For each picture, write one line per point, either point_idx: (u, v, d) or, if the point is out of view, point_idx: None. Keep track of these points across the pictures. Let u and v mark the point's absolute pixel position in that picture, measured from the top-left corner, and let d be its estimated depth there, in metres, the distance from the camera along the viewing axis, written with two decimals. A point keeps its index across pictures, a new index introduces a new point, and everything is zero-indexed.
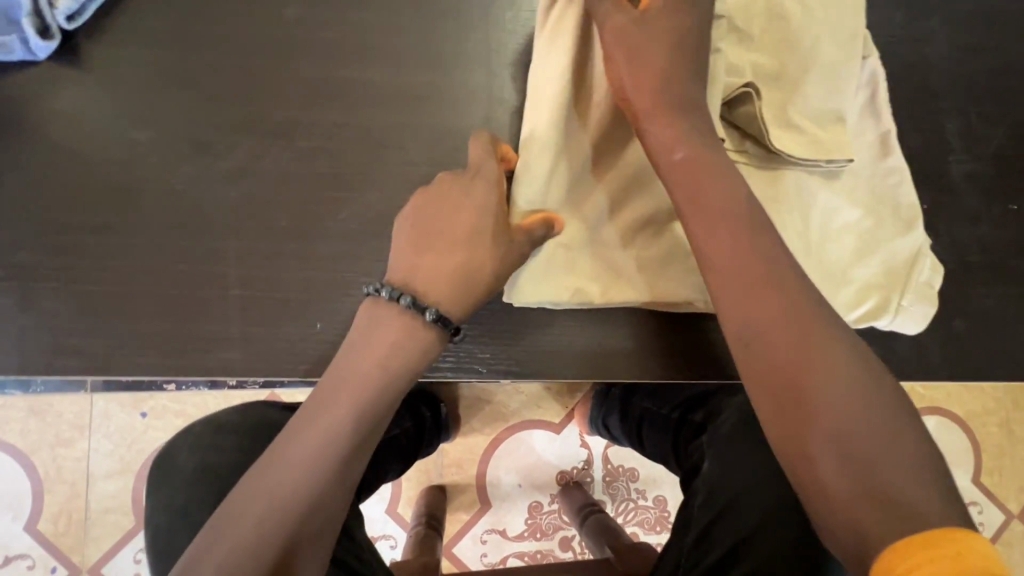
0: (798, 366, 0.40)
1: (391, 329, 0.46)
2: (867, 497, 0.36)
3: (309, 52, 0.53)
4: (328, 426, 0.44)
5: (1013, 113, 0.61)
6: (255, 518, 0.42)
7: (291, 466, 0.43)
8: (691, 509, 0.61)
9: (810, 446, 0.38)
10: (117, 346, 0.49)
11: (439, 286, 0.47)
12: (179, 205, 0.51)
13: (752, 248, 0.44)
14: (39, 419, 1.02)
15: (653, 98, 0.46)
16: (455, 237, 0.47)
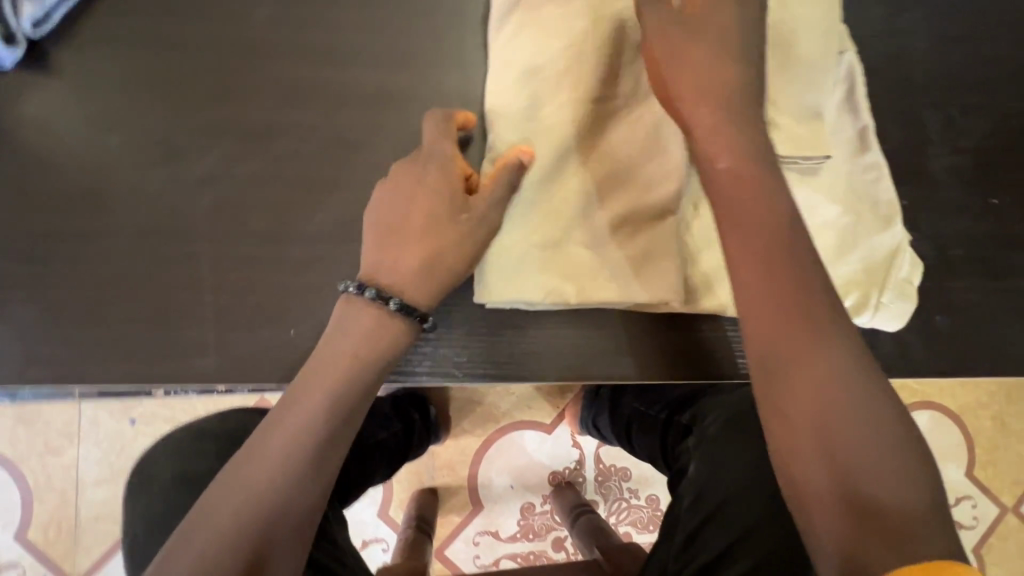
0: (823, 397, 0.38)
1: (362, 322, 0.45)
2: (878, 537, 0.35)
3: (280, 55, 0.53)
4: (303, 415, 0.43)
5: (995, 106, 0.61)
6: (231, 509, 0.40)
7: (268, 456, 0.42)
8: (678, 512, 0.59)
9: (824, 479, 0.37)
10: (89, 355, 0.49)
11: (405, 275, 0.45)
12: (149, 211, 0.50)
13: (787, 268, 0.41)
14: (27, 427, 1.02)
15: (706, 104, 0.44)
16: (419, 221, 0.46)
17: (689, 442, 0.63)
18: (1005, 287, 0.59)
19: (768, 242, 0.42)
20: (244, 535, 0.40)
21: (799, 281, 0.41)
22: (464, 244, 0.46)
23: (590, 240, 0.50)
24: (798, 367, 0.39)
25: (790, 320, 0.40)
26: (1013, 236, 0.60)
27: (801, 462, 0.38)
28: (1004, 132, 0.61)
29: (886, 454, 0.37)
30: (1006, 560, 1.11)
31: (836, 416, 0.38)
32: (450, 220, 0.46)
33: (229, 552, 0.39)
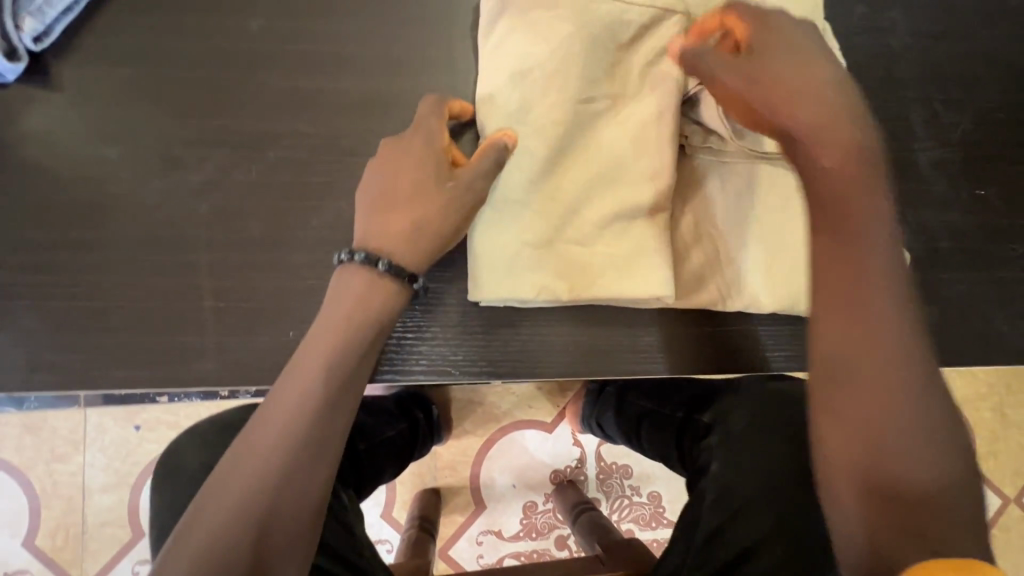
0: (876, 397, 0.40)
1: (353, 286, 0.46)
2: (903, 527, 0.37)
3: (276, 64, 0.54)
4: (299, 389, 0.44)
5: (980, 100, 0.62)
6: (237, 489, 0.41)
7: (269, 437, 0.43)
8: (699, 510, 0.59)
9: (858, 469, 0.40)
10: (93, 360, 0.50)
11: (392, 239, 0.47)
12: (150, 219, 0.51)
13: (863, 273, 0.43)
14: (34, 435, 1.03)
15: (807, 98, 0.44)
16: (406, 188, 0.47)
17: (711, 440, 0.62)
18: (992, 278, 0.60)
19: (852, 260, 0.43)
20: (249, 514, 0.41)
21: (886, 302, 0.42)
22: (449, 209, 0.47)
23: (582, 238, 0.51)
24: (868, 381, 0.41)
25: (870, 338, 0.41)
26: (999, 228, 0.61)
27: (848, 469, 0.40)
28: (989, 125, 0.62)
29: (938, 474, 0.38)
30: (1010, 551, 1.11)
31: (890, 432, 0.40)
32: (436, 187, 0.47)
33: (237, 529, 0.40)
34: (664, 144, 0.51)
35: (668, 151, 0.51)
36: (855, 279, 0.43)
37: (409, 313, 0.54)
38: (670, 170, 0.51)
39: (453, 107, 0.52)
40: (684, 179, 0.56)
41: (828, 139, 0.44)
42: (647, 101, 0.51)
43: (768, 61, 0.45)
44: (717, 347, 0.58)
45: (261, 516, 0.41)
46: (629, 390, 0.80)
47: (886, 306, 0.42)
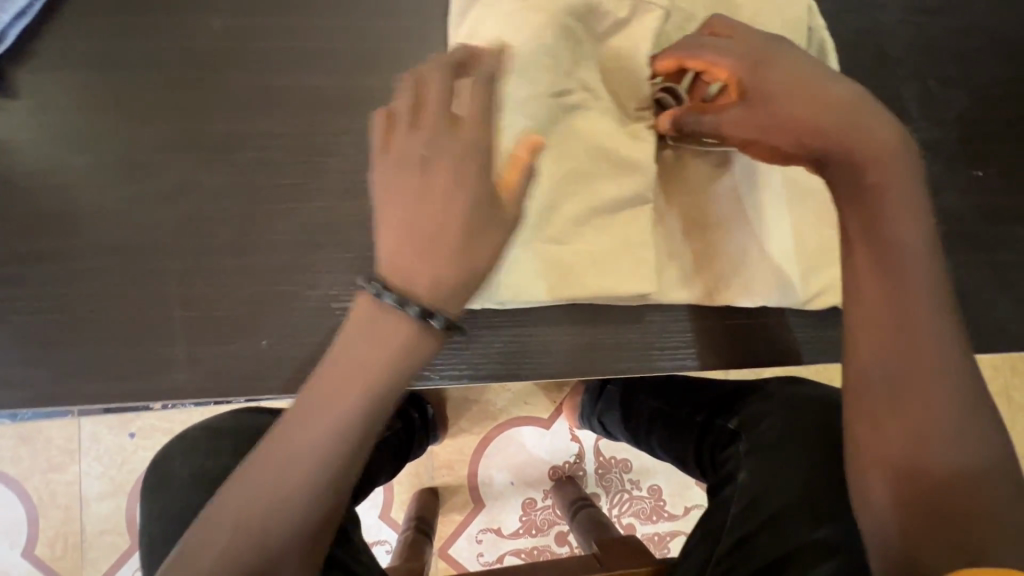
0: (917, 414, 0.42)
1: (383, 331, 0.40)
2: (946, 539, 0.40)
3: (240, 63, 0.52)
4: (325, 432, 0.40)
5: (976, 76, 0.59)
6: (245, 506, 0.40)
7: (278, 462, 0.40)
8: (724, 517, 0.60)
9: (900, 485, 0.42)
10: (61, 375, 0.49)
11: (425, 281, 0.39)
12: (116, 228, 0.50)
13: (902, 295, 0.44)
14: (29, 446, 1.03)
15: (829, 127, 0.44)
16: (439, 215, 0.39)
17: (738, 448, 0.63)
18: (994, 262, 0.58)
19: (892, 274, 0.44)
20: (259, 528, 0.40)
21: (923, 310, 0.43)
22: (489, 242, 0.40)
23: (563, 235, 0.50)
24: (903, 390, 0.43)
25: (906, 349, 0.43)
26: (1000, 209, 0.58)
27: (882, 472, 0.43)
28: (986, 103, 0.59)
29: (978, 473, 0.41)
30: None
31: (926, 436, 0.42)
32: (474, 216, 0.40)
33: (247, 543, 0.39)
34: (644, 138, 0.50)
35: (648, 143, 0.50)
36: (890, 293, 0.44)
37: None
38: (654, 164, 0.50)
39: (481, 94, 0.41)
40: (664, 168, 0.54)
41: (858, 159, 0.44)
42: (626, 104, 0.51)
43: (780, 86, 0.44)
44: (702, 341, 0.56)
45: (269, 533, 0.40)
46: (639, 390, 0.81)
47: (921, 316, 0.43)
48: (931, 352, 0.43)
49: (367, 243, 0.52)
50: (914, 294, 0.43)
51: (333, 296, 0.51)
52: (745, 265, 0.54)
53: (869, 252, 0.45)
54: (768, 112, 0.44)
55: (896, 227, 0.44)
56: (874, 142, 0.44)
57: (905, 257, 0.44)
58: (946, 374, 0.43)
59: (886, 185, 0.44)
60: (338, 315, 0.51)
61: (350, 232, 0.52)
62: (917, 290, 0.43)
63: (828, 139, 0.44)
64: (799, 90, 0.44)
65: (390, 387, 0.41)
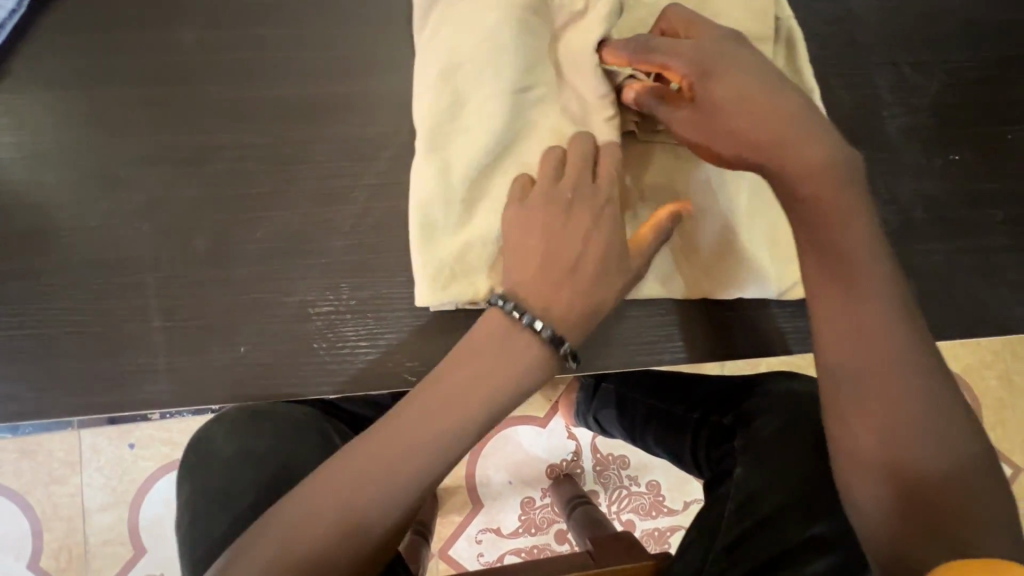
0: (890, 410, 0.42)
1: (518, 347, 0.45)
2: (928, 531, 0.40)
3: (212, 76, 0.53)
4: (434, 438, 0.44)
5: (949, 60, 0.59)
6: (323, 520, 0.41)
7: (374, 458, 0.43)
8: (721, 514, 0.60)
9: (877, 482, 0.42)
10: (43, 390, 0.49)
11: (558, 310, 0.45)
12: (94, 241, 0.50)
13: (860, 293, 0.44)
14: (31, 460, 1.04)
15: (773, 132, 0.44)
16: (583, 257, 0.46)
17: (735, 445, 0.63)
18: (973, 246, 0.57)
19: (844, 278, 0.44)
20: (336, 543, 0.41)
21: (878, 312, 0.44)
22: (611, 277, 0.46)
23: None
24: (871, 389, 0.43)
25: (865, 349, 0.43)
26: (978, 192, 0.58)
27: (858, 473, 0.43)
28: (961, 86, 0.59)
29: (949, 467, 0.41)
30: None
31: (899, 434, 0.42)
32: (600, 257, 0.46)
33: (327, 557, 0.41)
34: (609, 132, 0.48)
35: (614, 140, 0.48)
36: (842, 294, 0.44)
37: (352, 324, 0.51)
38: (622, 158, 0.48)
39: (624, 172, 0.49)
40: (636, 164, 0.54)
41: (801, 169, 0.44)
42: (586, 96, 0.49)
43: (723, 94, 0.44)
44: (681, 334, 0.56)
45: (343, 544, 0.41)
46: (631, 387, 0.80)
47: (876, 317, 0.44)
48: (889, 352, 0.43)
49: (342, 248, 0.52)
50: (868, 295, 0.44)
51: (309, 302, 0.51)
52: (717, 259, 0.54)
53: (821, 257, 0.45)
54: (711, 118, 0.45)
55: (847, 232, 0.44)
56: (816, 151, 0.44)
57: (858, 261, 0.44)
58: (909, 373, 0.43)
59: (831, 196, 0.44)
60: (314, 321, 0.51)
61: (325, 238, 0.52)
62: (871, 291, 0.44)
63: (770, 149, 0.44)
64: (743, 96, 0.44)
65: (509, 401, 0.45)
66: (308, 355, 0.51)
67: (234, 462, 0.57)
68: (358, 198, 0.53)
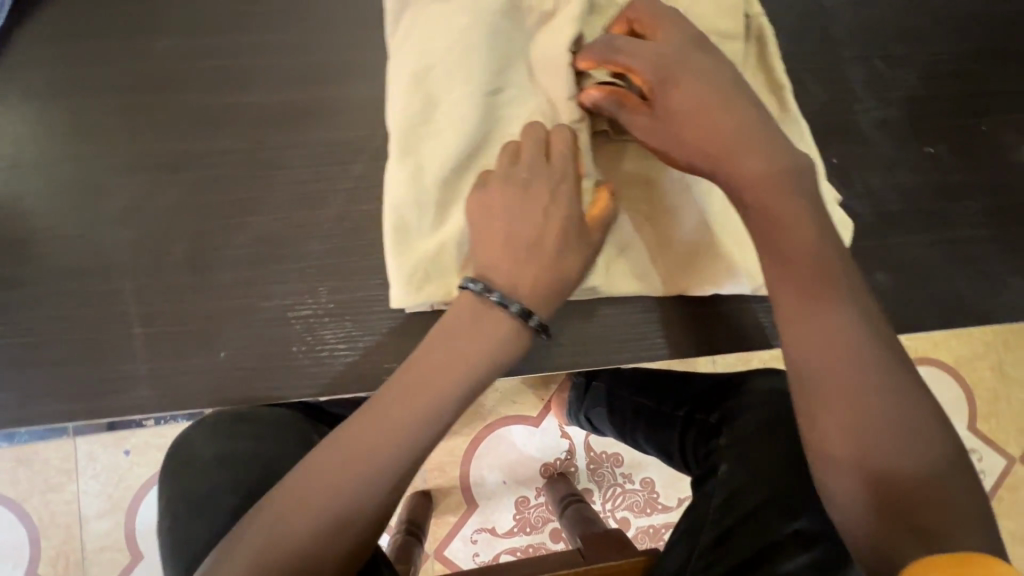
0: (858, 404, 0.43)
1: (489, 326, 0.46)
2: (901, 524, 0.40)
3: (188, 83, 0.53)
4: (407, 425, 0.44)
5: (922, 53, 0.60)
6: (301, 517, 0.42)
7: (348, 454, 0.43)
8: (705, 511, 0.60)
9: (851, 476, 0.43)
10: (27, 398, 0.50)
11: (529, 286, 0.46)
12: (74, 250, 0.51)
13: (819, 290, 0.45)
14: (27, 468, 1.04)
15: (728, 140, 0.46)
16: (552, 232, 0.46)
17: (719, 443, 0.63)
18: (947, 237, 0.58)
19: (802, 276, 0.46)
20: (316, 540, 0.42)
21: (837, 308, 0.45)
22: (578, 254, 0.47)
23: None
24: (835, 386, 0.44)
25: (827, 343, 0.44)
26: (951, 184, 0.59)
27: (829, 467, 0.44)
28: (934, 80, 0.60)
29: (921, 459, 0.41)
30: (1019, 511, 1.06)
31: (867, 429, 0.42)
32: (569, 233, 0.47)
33: (309, 552, 0.41)
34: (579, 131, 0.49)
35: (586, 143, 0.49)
36: (800, 292, 0.46)
37: (332, 327, 0.52)
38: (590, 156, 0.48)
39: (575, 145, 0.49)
40: (611, 163, 0.54)
41: (753, 173, 0.46)
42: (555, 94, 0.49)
43: (684, 102, 0.47)
44: (659, 332, 0.56)
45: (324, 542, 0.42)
46: (619, 387, 0.81)
47: (833, 313, 0.45)
48: (850, 348, 0.44)
49: (320, 252, 0.53)
50: (825, 293, 0.45)
51: (288, 306, 0.52)
52: (695, 255, 0.54)
53: (782, 256, 0.46)
54: (671, 124, 0.47)
55: (800, 233, 0.46)
56: (767, 159, 0.46)
57: (814, 260, 0.46)
58: (873, 366, 0.44)
59: (783, 199, 0.46)
60: (293, 324, 0.52)
61: (303, 243, 0.52)
62: (829, 288, 0.45)
63: (725, 155, 0.46)
64: (701, 104, 0.47)
65: (482, 380, 0.46)
66: (287, 358, 0.51)
67: (216, 467, 0.57)
68: (335, 202, 0.53)
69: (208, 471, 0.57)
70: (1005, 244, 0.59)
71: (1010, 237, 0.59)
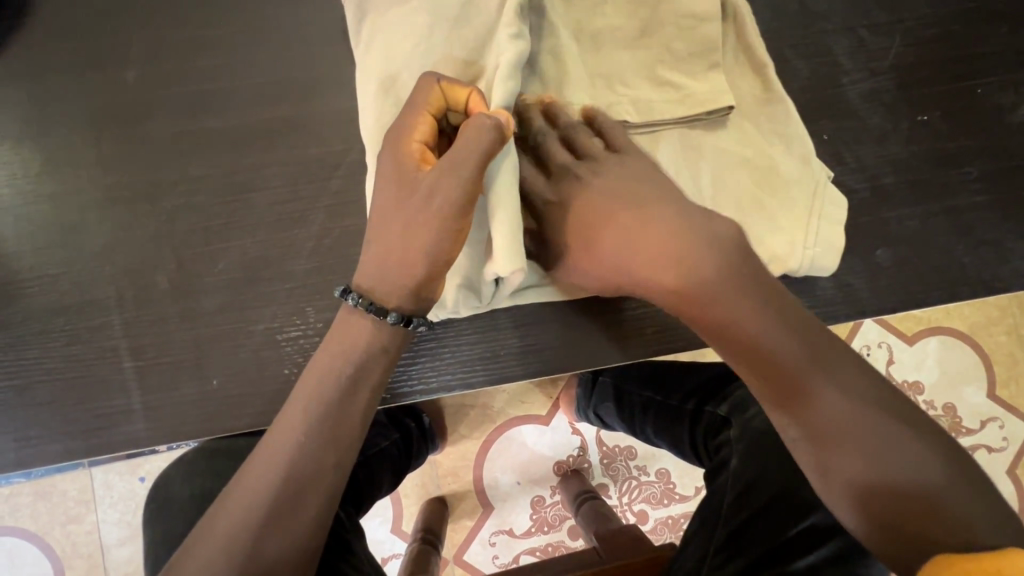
0: (834, 436, 0.44)
1: (360, 331, 0.45)
2: (912, 541, 0.41)
3: (162, 111, 0.53)
4: (290, 434, 0.45)
5: (907, 20, 0.59)
6: (213, 539, 0.43)
7: (256, 465, 0.45)
8: (718, 505, 0.58)
9: (854, 506, 0.43)
10: (23, 439, 0.50)
11: (378, 273, 0.44)
12: (62, 289, 0.51)
13: (775, 320, 0.45)
14: (45, 501, 0.95)
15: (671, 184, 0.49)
16: (394, 209, 0.44)
17: (729, 435, 0.61)
18: (947, 208, 0.56)
19: (755, 353, 0.45)
20: (233, 565, 0.43)
21: (806, 381, 0.44)
22: (415, 230, 0.43)
23: None
24: (826, 454, 0.44)
25: (787, 384, 0.45)
26: (945, 151, 0.57)
27: (839, 512, 0.45)
28: (921, 46, 0.58)
29: (918, 470, 0.42)
30: None
31: (860, 471, 0.43)
32: (406, 204, 0.43)
33: (221, 561, 0.43)
34: (519, 66, 0.45)
35: (513, 83, 0.45)
36: (764, 384, 0.45)
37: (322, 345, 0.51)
38: (507, 95, 0.45)
39: (472, 87, 0.45)
40: None
41: (667, 275, 0.46)
42: (498, 30, 0.46)
43: (592, 206, 0.48)
44: (653, 328, 0.55)
45: (251, 569, 0.43)
46: (625, 378, 0.78)
47: (791, 367, 0.45)
48: (810, 380, 0.44)
49: (305, 271, 0.52)
50: (790, 375, 0.45)
51: (277, 328, 0.51)
52: None
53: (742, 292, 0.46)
54: (614, 181, 0.48)
55: (741, 273, 0.46)
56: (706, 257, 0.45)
57: (761, 308, 0.45)
58: (835, 394, 0.44)
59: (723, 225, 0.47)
60: (283, 346, 0.51)
61: (287, 263, 0.52)
62: (783, 352, 0.45)
63: (638, 264, 0.47)
64: (614, 205, 0.48)
65: (349, 381, 0.45)
66: (279, 381, 0.51)
67: (213, 493, 0.56)
68: (315, 220, 0.53)
69: (207, 497, 0.56)
70: (1007, 209, 0.57)
71: (1012, 202, 0.57)
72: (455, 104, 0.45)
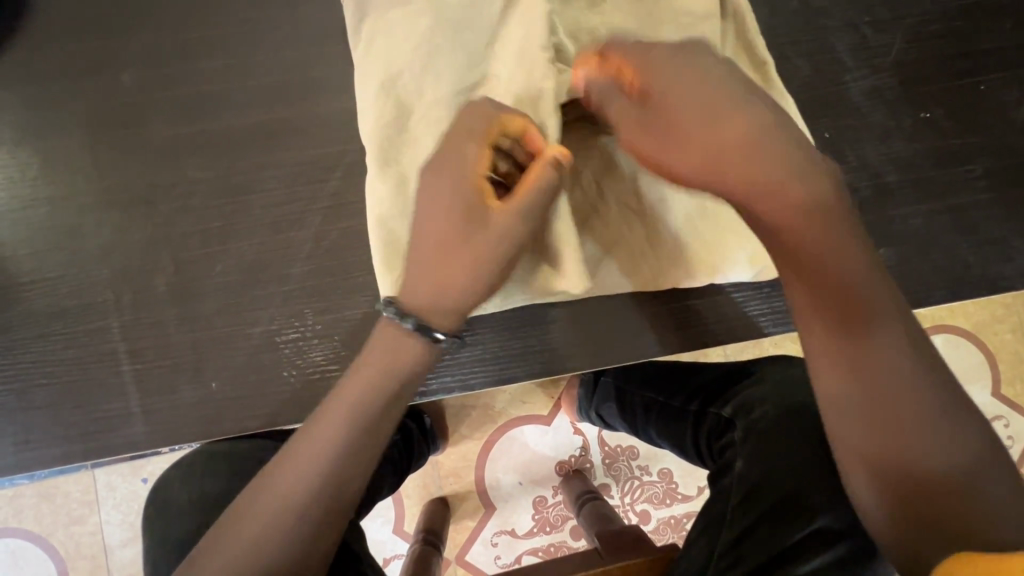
0: (885, 396, 0.42)
1: (408, 350, 0.44)
2: (920, 521, 0.40)
3: (159, 113, 0.53)
4: (324, 446, 0.44)
5: (909, 16, 0.58)
6: (234, 549, 0.43)
7: (277, 474, 0.44)
8: (725, 507, 0.57)
9: (872, 469, 0.42)
10: (22, 442, 0.50)
11: (433, 298, 0.44)
12: (60, 292, 0.51)
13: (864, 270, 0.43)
14: (49, 503, 0.96)
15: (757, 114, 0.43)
16: (453, 237, 0.43)
17: (734, 435, 0.61)
18: (950, 206, 0.56)
19: (832, 288, 0.43)
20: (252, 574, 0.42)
21: (874, 329, 0.43)
22: (482, 261, 0.43)
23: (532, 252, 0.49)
24: (859, 408, 0.42)
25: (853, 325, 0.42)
26: (948, 149, 0.57)
27: (852, 481, 0.43)
28: (924, 42, 0.58)
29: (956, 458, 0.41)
30: None
31: (895, 439, 0.42)
32: (472, 235, 0.43)
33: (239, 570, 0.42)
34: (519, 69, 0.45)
35: None
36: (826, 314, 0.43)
37: (320, 347, 0.51)
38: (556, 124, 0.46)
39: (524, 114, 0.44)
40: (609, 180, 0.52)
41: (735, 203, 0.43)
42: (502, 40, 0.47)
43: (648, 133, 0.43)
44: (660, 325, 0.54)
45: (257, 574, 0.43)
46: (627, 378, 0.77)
47: (870, 311, 0.42)
48: (880, 330, 0.42)
49: (303, 273, 0.52)
50: (862, 315, 0.42)
51: (275, 330, 0.51)
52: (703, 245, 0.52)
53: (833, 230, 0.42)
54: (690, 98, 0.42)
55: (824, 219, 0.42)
56: (794, 189, 0.41)
57: (845, 253, 0.42)
58: (892, 354, 0.42)
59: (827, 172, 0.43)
60: (282, 348, 0.51)
61: (284, 265, 0.52)
62: (866, 297, 0.42)
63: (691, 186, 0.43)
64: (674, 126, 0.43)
65: (393, 397, 0.45)
66: (277, 383, 0.51)
67: (211, 495, 0.56)
68: (313, 222, 0.52)
69: (205, 499, 0.56)
70: (1011, 206, 0.56)
71: (1015, 199, 0.57)
72: (510, 130, 0.44)
